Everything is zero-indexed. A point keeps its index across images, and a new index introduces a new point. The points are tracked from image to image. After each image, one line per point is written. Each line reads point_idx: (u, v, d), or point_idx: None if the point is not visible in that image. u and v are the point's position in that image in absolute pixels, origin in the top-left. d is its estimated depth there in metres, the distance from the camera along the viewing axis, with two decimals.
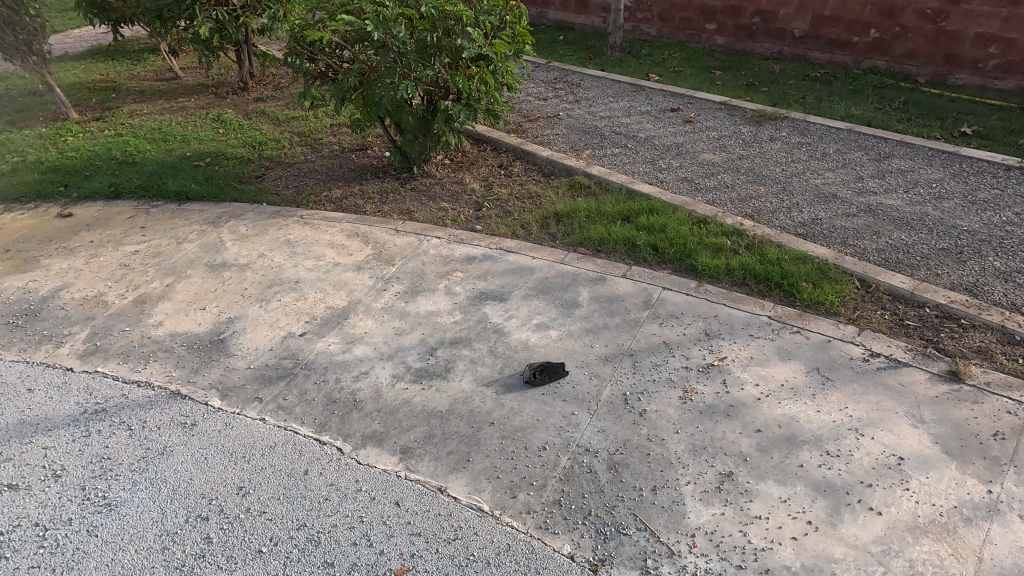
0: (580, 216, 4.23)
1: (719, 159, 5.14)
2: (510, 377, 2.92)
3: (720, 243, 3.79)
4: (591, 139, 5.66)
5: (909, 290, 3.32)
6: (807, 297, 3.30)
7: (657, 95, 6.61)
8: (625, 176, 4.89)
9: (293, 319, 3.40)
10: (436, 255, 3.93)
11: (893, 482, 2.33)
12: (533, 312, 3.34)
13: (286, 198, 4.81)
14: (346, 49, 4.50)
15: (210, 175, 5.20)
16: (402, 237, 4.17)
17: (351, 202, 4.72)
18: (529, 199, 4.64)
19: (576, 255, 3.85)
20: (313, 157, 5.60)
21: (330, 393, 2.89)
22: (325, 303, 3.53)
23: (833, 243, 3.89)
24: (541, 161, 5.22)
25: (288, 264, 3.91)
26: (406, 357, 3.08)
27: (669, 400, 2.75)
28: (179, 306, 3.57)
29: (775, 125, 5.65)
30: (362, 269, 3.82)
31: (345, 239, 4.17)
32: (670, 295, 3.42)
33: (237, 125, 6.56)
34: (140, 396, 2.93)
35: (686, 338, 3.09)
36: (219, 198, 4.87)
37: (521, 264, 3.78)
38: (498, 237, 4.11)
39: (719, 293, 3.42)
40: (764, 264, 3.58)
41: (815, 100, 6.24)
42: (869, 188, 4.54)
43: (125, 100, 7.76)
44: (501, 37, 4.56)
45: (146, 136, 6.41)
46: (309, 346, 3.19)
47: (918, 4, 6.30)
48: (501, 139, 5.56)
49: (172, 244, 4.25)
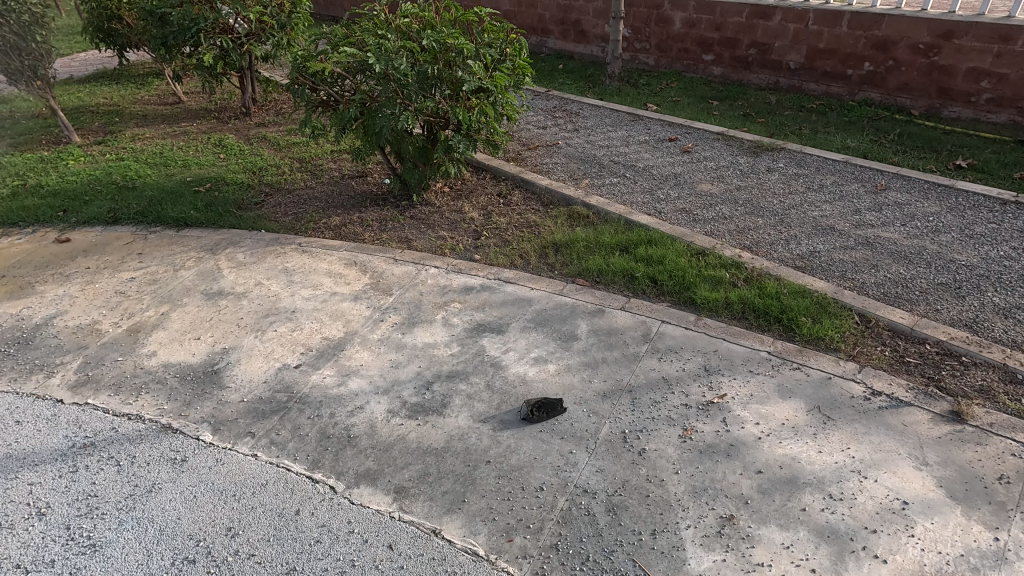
0: (579, 247, 4.25)
1: (717, 190, 5.17)
2: (508, 413, 2.88)
3: (720, 276, 3.80)
4: (589, 168, 5.71)
5: (909, 326, 3.31)
6: (806, 332, 3.28)
7: (655, 124, 6.69)
8: (624, 206, 4.90)
9: (288, 350, 3.37)
10: (434, 285, 3.92)
11: (898, 528, 2.28)
12: (531, 345, 3.31)
13: (285, 225, 4.83)
14: (348, 79, 4.55)
15: (209, 202, 5.21)
16: (400, 266, 4.16)
17: (349, 229, 4.74)
18: (528, 228, 4.66)
19: (574, 286, 3.84)
20: (313, 183, 5.63)
21: (324, 428, 2.84)
22: (321, 334, 3.49)
23: (831, 276, 3.89)
24: (539, 191, 5.24)
25: (285, 293, 3.89)
26: (402, 391, 3.04)
27: (669, 439, 2.70)
28: (173, 336, 3.54)
29: (772, 156, 5.70)
30: (359, 298, 3.80)
31: (343, 267, 4.16)
32: (669, 329, 3.40)
33: (238, 150, 6.62)
34: (130, 430, 2.87)
35: (685, 374, 3.06)
36: (218, 224, 4.87)
37: (520, 295, 3.77)
38: (496, 267, 4.10)
39: (718, 326, 3.40)
40: (764, 297, 3.58)
41: (811, 131, 6.31)
42: (866, 221, 4.56)
43: (128, 124, 7.84)
44: (501, 70, 4.61)
45: (147, 160, 6.46)
46: (304, 379, 3.15)
47: (911, 39, 6.41)
48: (500, 168, 5.61)
49: (169, 271, 4.23)
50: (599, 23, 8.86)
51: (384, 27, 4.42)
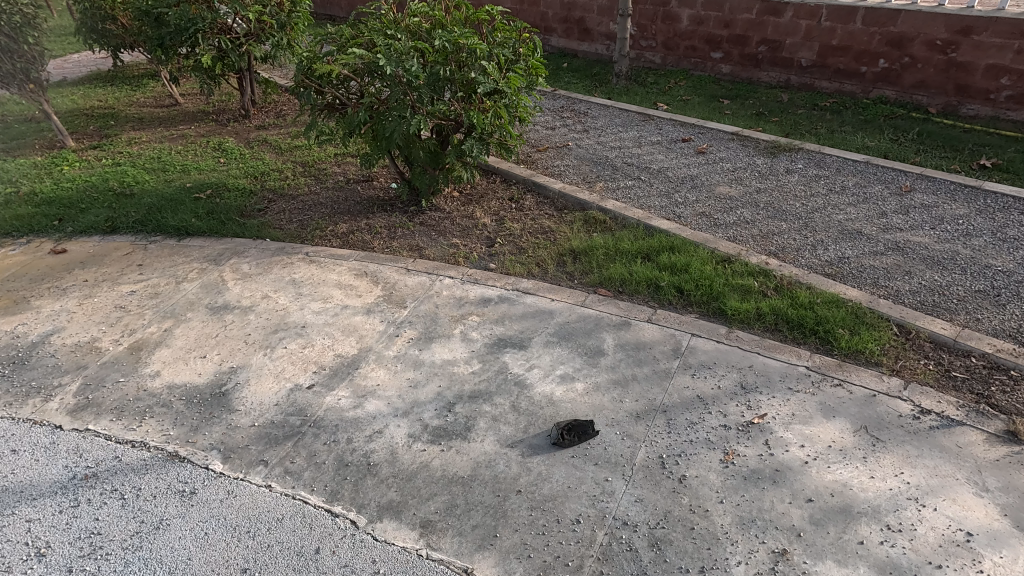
0: (599, 254, 4.11)
1: (736, 192, 5.01)
2: (537, 437, 2.71)
3: (748, 285, 3.64)
4: (602, 170, 5.55)
5: (951, 338, 3.16)
6: (845, 345, 3.13)
7: (666, 124, 6.53)
8: (642, 210, 4.74)
9: (300, 369, 3.20)
10: (449, 296, 3.75)
11: (965, 563, 2.12)
12: (556, 361, 3.15)
13: (290, 233, 4.67)
14: (355, 81, 4.36)
15: (211, 210, 5.03)
16: (413, 276, 3.99)
17: (358, 237, 4.59)
18: (543, 235, 4.51)
19: (597, 297, 3.67)
20: (317, 189, 5.48)
21: (342, 455, 2.68)
22: (333, 351, 3.32)
23: (864, 284, 3.73)
24: (552, 195, 5.08)
25: (294, 306, 3.72)
26: (422, 414, 2.87)
27: (710, 464, 2.55)
28: (178, 354, 3.37)
29: (790, 157, 5.55)
30: (372, 312, 3.63)
31: (354, 278, 3.99)
32: (700, 342, 3.24)
33: (239, 154, 6.45)
34: (134, 459, 2.70)
35: (721, 393, 2.91)
36: (220, 232, 4.68)
37: (541, 306, 3.60)
38: (513, 277, 3.94)
39: (751, 339, 3.25)
40: (797, 308, 3.42)
41: (828, 130, 6.16)
42: (894, 224, 4.41)
43: (124, 127, 7.65)
44: (515, 70, 4.42)
45: (145, 165, 6.27)
46: (318, 401, 2.98)
47: (928, 35, 6.26)
48: (511, 171, 5.44)
49: (171, 283, 4.05)
50: (604, 22, 8.70)
51: (392, 27, 4.22)
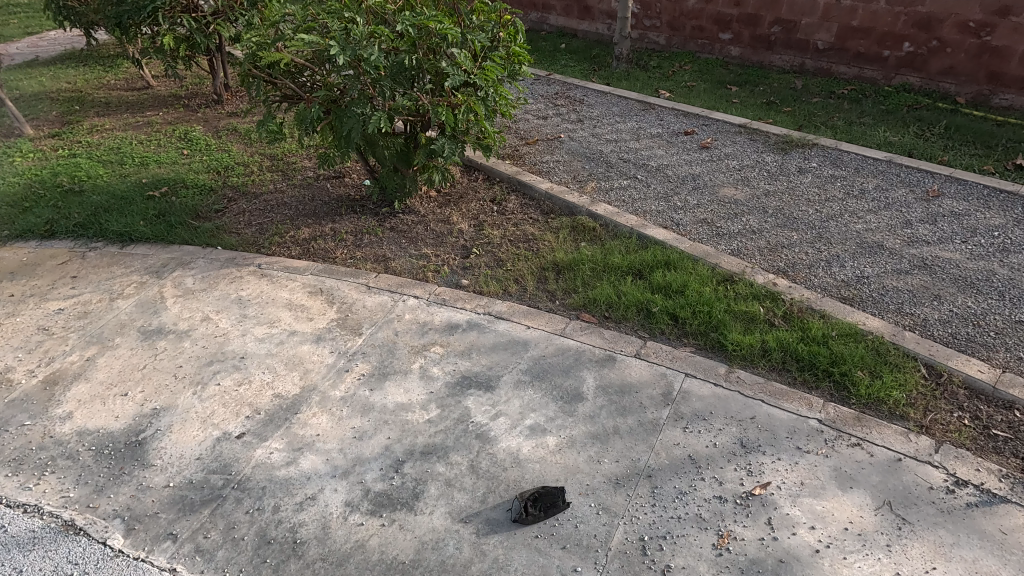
0: (584, 270, 3.64)
1: (742, 195, 4.51)
2: (496, 509, 2.29)
3: (753, 312, 3.18)
4: (596, 167, 5.04)
5: (990, 384, 2.70)
6: (865, 393, 2.67)
7: (668, 114, 5.98)
8: (636, 217, 4.25)
9: (231, 412, 2.77)
10: (412, 321, 3.30)
11: None
12: (526, 408, 2.71)
13: (246, 239, 4.22)
14: (313, 70, 3.86)
15: (162, 211, 4.58)
16: (374, 295, 3.53)
17: (319, 245, 4.13)
18: (525, 244, 4.03)
19: (579, 324, 3.21)
20: (283, 186, 5.01)
21: (264, 530, 2.26)
22: (272, 390, 2.89)
23: (886, 311, 3.26)
24: (539, 196, 4.60)
25: (235, 332, 3.28)
26: (365, 475, 2.44)
27: (701, 551, 2.11)
28: (95, 392, 2.94)
29: (804, 154, 5.02)
30: (322, 340, 3.19)
31: (307, 297, 3.54)
32: (695, 385, 2.79)
33: (205, 145, 5.97)
34: (22, 530, 2.30)
35: (718, 453, 2.46)
36: (167, 238, 4.23)
37: (514, 336, 3.15)
38: (487, 297, 3.48)
39: (754, 382, 2.79)
40: (808, 343, 2.95)
41: (846, 123, 5.60)
42: (920, 236, 3.92)
43: (89, 113, 7.16)
44: (493, 59, 3.90)
45: (102, 157, 5.80)
46: (246, 455, 2.56)
47: (960, 16, 5.66)
48: (494, 168, 4.94)
49: (103, 301, 3.61)
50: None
51: (352, 8, 3.68)
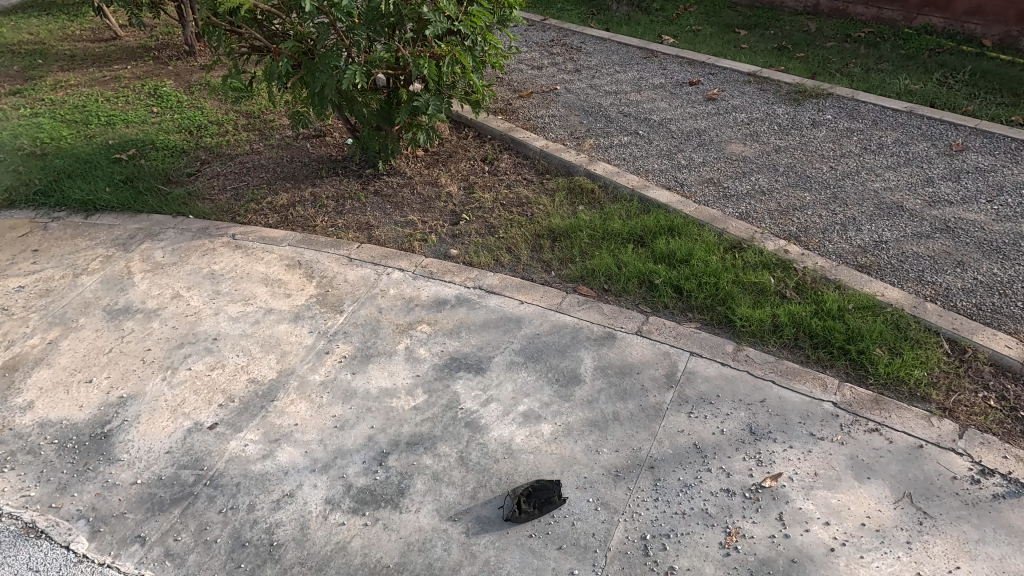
0: (582, 238, 3.39)
1: (751, 152, 4.21)
2: (487, 505, 2.13)
3: (763, 283, 2.95)
4: (594, 122, 4.70)
5: (1018, 361, 2.51)
6: (883, 372, 2.49)
7: (672, 62, 5.57)
8: (637, 177, 3.96)
9: (203, 400, 2.58)
10: (397, 296, 3.07)
11: None
12: (519, 392, 2.52)
13: (219, 206, 3.94)
14: (281, 18, 3.49)
15: (129, 176, 4.27)
16: (356, 268, 3.29)
17: (298, 211, 3.85)
18: (518, 208, 3.75)
19: (576, 298, 2.99)
20: (259, 147, 4.67)
21: (239, 531, 2.11)
22: (247, 375, 2.69)
23: (905, 279, 3.04)
24: (533, 154, 4.28)
25: (208, 310, 3.06)
26: (347, 469, 2.28)
27: (707, 551, 1.97)
28: (58, 378, 2.74)
29: (817, 105, 4.67)
30: (301, 319, 2.97)
31: (284, 271, 3.30)
32: (701, 365, 2.59)
33: (176, 102, 5.57)
34: None
35: (725, 441, 2.30)
36: (135, 206, 3.95)
37: (506, 312, 2.93)
38: (477, 269, 3.25)
39: (764, 361, 2.60)
40: (822, 317, 2.75)
41: (863, 69, 5.21)
42: (941, 195, 3.65)
43: (52, 67, 6.69)
44: (480, 4, 3.51)
45: (66, 116, 5.42)
46: (219, 449, 2.39)
47: None
48: (485, 124, 4.60)
49: (66, 277, 3.37)
50: None
51: None
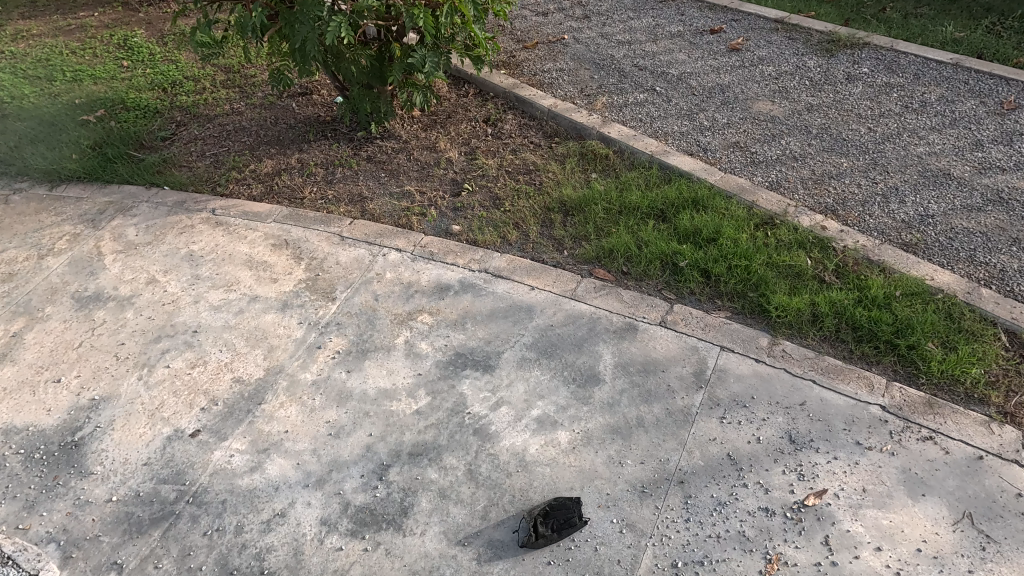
0: (597, 212, 3.07)
1: (780, 111, 3.82)
2: (499, 527, 1.92)
3: (800, 266, 2.67)
4: (606, 76, 4.27)
5: None
6: (936, 371, 2.24)
7: (691, 7, 5.06)
8: (656, 141, 3.60)
9: (184, 404, 2.34)
10: (394, 281, 2.79)
11: None
12: (532, 394, 2.28)
13: (197, 176, 3.58)
14: None
15: (98, 141, 3.89)
16: (349, 247, 2.99)
17: (283, 181, 3.51)
18: (525, 177, 3.41)
19: (593, 283, 2.71)
20: (240, 106, 4.26)
21: (226, 558, 1.90)
22: (231, 374, 2.44)
23: (955, 259, 2.75)
24: (540, 114, 3.89)
25: (187, 298, 2.78)
26: (344, 484, 2.06)
27: None
28: (23, 377, 2.49)
29: (852, 57, 4.24)
30: (289, 307, 2.70)
31: (270, 251, 3.00)
32: (733, 362, 2.34)
33: (148, 54, 5.09)
34: None
35: (763, 452, 2.07)
36: (104, 176, 3.60)
37: (516, 299, 2.65)
38: (482, 248, 2.94)
39: (804, 357, 2.34)
40: (866, 306, 2.48)
41: (902, 14, 4.73)
42: (992, 161, 3.31)
43: (11, 14, 6.12)
44: None
45: (27, 71, 4.94)
46: (202, 460, 2.16)
47: None
48: (487, 80, 4.18)
49: (30, 259, 3.06)
50: None
51: None
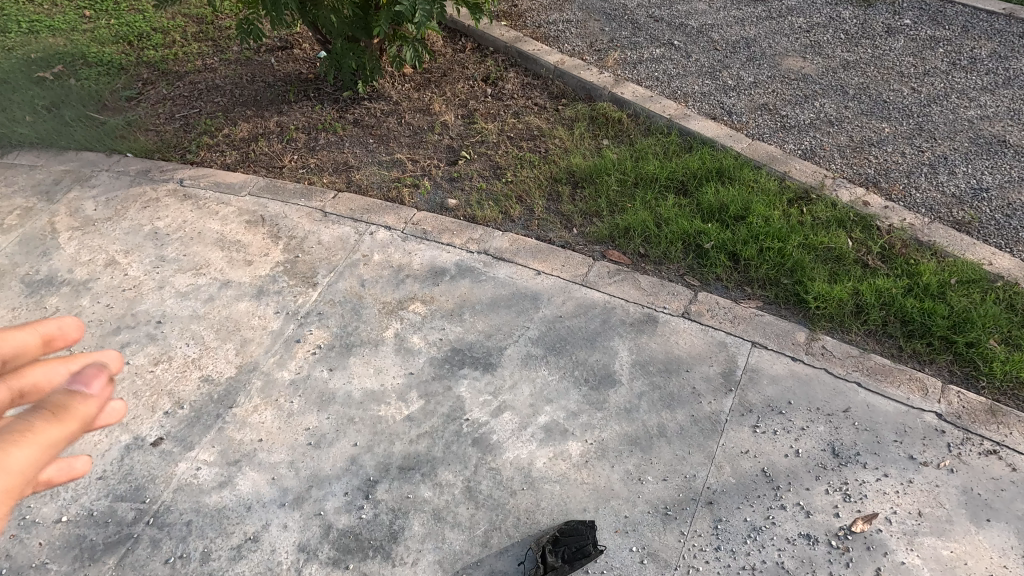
0: (610, 184, 2.74)
1: (813, 69, 3.43)
2: (502, 556, 1.68)
3: (840, 248, 2.36)
4: (618, 29, 3.84)
5: None
6: (999, 372, 1.97)
7: None
8: (675, 102, 3.22)
9: (145, 407, 2.07)
10: (383, 264, 2.48)
11: None
12: (538, 398, 2.01)
13: (165, 142, 3.22)
14: None
15: (55, 101, 3.50)
16: (332, 225, 2.67)
17: (259, 148, 3.15)
18: (529, 143, 3.06)
19: (606, 267, 2.40)
20: (213, 62, 3.85)
21: None
22: (199, 373, 2.16)
23: (1014, 241, 2.44)
24: (545, 72, 3.50)
25: (150, 283, 2.47)
26: (325, 504, 1.81)
27: None
28: None
29: (892, 7, 3.81)
30: (264, 294, 2.40)
31: (244, 229, 2.68)
32: (767, 361, 2.07)
33: (113, 2, 4.61)
34: None
35: (802, 467, 1.81)
36: (62, 141, 3.23)
37: (519, 286, 2.35)
38: (481, 226, 2.63)
39: (847, 354, 2.07)
40: (917, 296, 2.19)
41: None
42: None
43: None
44: None
45: None
46: (165, 474, 1.90)
47: None
48: (486, 33, 3.76)
49: None
50: None
51: None
